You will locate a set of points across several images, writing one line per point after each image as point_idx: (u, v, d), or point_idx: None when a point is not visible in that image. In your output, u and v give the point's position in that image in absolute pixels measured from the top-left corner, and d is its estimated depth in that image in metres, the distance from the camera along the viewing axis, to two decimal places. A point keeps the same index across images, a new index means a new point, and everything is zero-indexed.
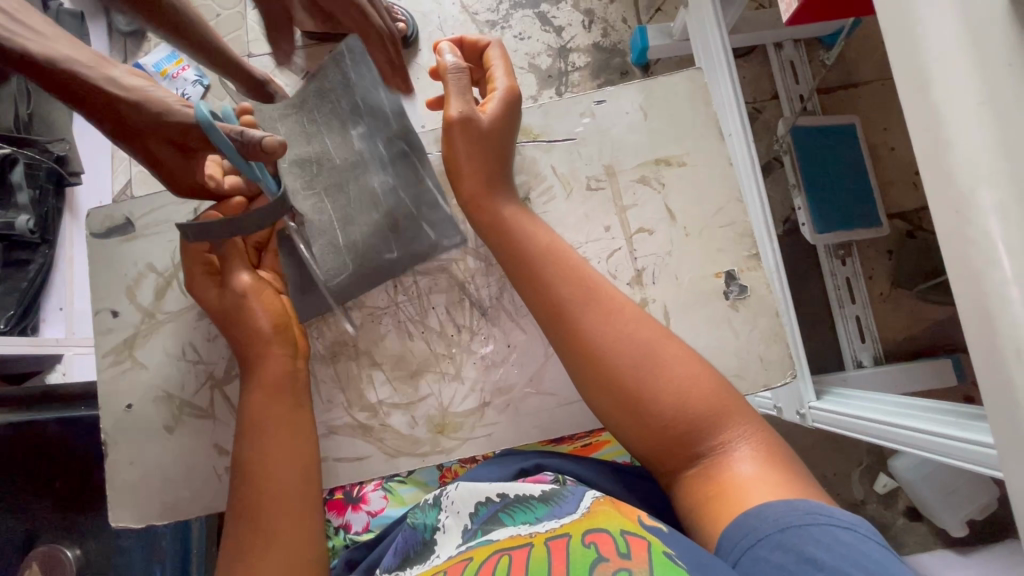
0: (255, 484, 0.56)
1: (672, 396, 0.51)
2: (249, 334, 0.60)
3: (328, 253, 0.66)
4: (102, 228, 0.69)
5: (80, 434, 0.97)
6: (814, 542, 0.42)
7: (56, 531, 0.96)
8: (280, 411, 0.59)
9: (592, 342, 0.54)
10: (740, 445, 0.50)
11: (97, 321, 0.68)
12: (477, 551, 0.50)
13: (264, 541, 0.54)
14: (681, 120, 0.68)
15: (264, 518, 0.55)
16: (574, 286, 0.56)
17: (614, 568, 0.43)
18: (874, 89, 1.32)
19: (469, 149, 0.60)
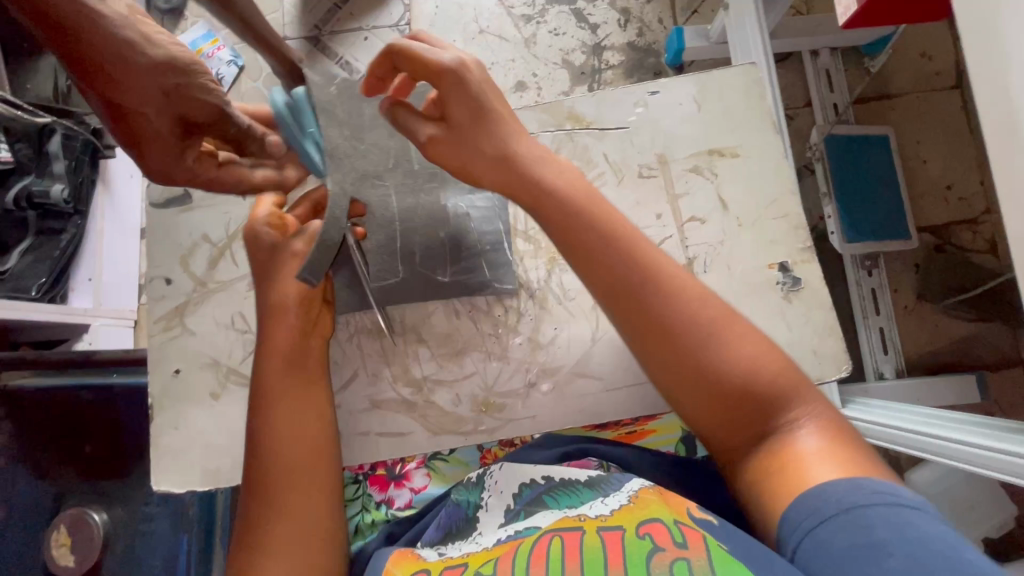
0: (281, 454, 0.57)
1: (738, 367, 0.52)
2: (277, 306, 0.60)
3: (384, 259, 0.66)
4: (162, 198, 0.72)
5: (110, 401, 0.98)
6: (881, 525, 0.42)
7: (82, 496, 0.97)
8: (309, 390, 0.60)
9: (659, 318, 0.54)
10: (805, 422, 0.51)
11: (150, 288, 0.70)
12: (527, 536, 0.50)
13: (287, 510, 0.55)
14: (735, 115, 0.69)
15: (283, 499, 0.56)
16: (640, 260, 0.55)
17: (673, 558, 0.43)
18: (910, 100, 1.31)
19: (451, 146, 0.57)
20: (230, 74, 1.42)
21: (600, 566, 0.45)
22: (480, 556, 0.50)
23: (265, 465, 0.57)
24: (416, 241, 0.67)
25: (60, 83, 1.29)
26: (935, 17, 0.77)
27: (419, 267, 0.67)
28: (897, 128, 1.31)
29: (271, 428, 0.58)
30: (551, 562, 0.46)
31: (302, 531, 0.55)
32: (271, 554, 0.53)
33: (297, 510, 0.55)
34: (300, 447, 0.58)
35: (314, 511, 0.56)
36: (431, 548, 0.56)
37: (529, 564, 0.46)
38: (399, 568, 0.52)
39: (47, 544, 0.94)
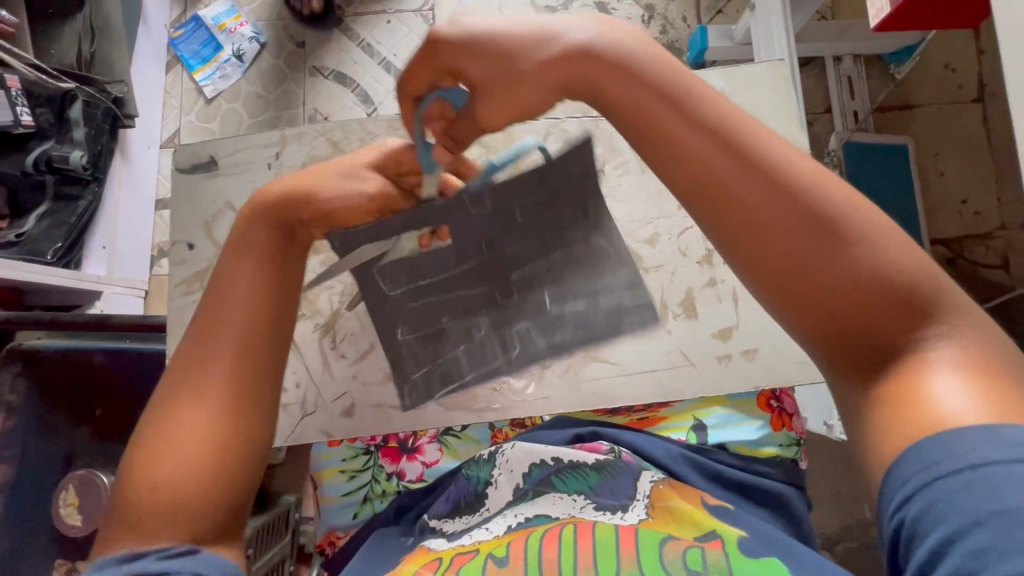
0: (196, 364, 0.51)
1: (859, 264, 0.37)
2: (284, 205, 0.55)
3: (410, 287, 0.59)
4: (188, 163, 0.73)
5: (124, 366, 0.99)
6: (1018, 491, 0.32)
7: (93, 456, 0.99)
8: (257, 269, 0.54)
9: (748, 210, 0.40)
10: (948, 339, 0.36)
11: (173, 252, 0.72)
12: (541, 524, 0.52)
13: (174, 426, 0.49)
14: (762, 111, 0.69)
15: (184, 377, 0.50)
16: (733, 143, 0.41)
17: (687, 547, 0.47)
18: (931, 111, 1.31)
19: (497, 107, 0.47)
20: (252, 50, 1.43)
21: (612, 550, 0.47)
22: (491, 544, 0.51)
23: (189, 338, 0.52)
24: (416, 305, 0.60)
25: (84, 49, 1.28)
26: (965, 24, 0.76)
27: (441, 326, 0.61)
28: (916, 138, 1.31)
29: (204, 304, 0.53)
30: (564, 543, 0.48)
31: (191, 409, 0.49)
32: (162, 429, 0.49)
33: (198, 386, 0.50)
34: (223, 322, 0.52)
35: (209, 392, 0.50)
36: (439, 522, 0.59)
37: (542, 547, 0.48)
38: (411, 564, 0.51)
39: (56, 502, 0.96)
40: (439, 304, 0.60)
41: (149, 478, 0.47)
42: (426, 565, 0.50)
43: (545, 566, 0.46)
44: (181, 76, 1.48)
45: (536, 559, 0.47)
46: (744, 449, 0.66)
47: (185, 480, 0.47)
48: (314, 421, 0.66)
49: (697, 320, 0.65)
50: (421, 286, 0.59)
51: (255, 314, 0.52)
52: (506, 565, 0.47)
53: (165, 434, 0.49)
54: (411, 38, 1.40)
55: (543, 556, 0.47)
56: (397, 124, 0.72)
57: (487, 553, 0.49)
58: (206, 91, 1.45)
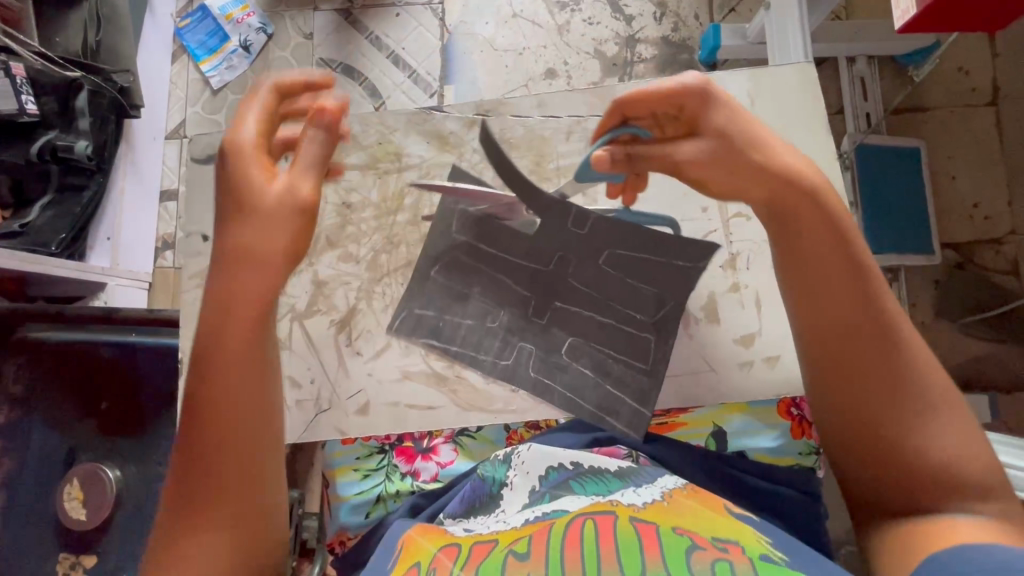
0: (210, 421, 0.53)
1: (926, 443, 0.50)
2: (252, 249, 0.53)
3: (461, 267, 0.66)
4: (205, 154, 0.72)
5: (130, 361, 0.98)
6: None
7: (96, 451, 0.98)
8: (235, 343, 0.53)
9: (852, 326, 0.53)
10: (980, 512, 0.48)
11: (186, 245, 0.70)
12: (559, 518, 0.50)
13: (193, 485, 0.52)
14: (784, 112, 0.68)
15: (192, 453, 0.52)
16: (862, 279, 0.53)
17: (714, 558, 0.44)
18: (946, 114, 1.29)
19: (719, 171, 0.55)
20: (259, 41, 1.41)
21: (636, 554, 0.45)
22: (511, 534, 0.51)
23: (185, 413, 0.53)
24: (458, 285, 0.66)
25: (89, 37, 1.26)
26: (990, 25, 0.75)
27: (461, 300, 0.65)
28: (930, 141, 1.29)
29: (195, 374, 0.54)
30: (586, 543, 0.47)
31: (207, 487, 0.52)
32: (186, 503, 0.52)
33: (212, 471, 0.52)
34: (224, 400, 0.53)
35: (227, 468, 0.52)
36: (454, 522, 0.57)
37: (564, 545, 0.47)
38: (430, 543, 0.52)
39: (59, 495, 0.95)
40: (466, 276, 0.65)
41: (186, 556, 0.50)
42: (445, 551, 0.50)
43: (568, 564, 0.45)
44: (186, 67, 1.46)
45: (557, 558, 0.45)
46: (764, 456, 0.67)
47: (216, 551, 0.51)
48: (329, 418, 0.65)
49: (719, 325, 0.65)
50: (461, 268, 0.66)
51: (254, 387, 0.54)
52: (526, 562, 0.46)
53: (186, 516, 0.51)
54: (420, 32, 1.38)
55: (565, 555, 0.46)
56: (414, 119, 0.70)
57: (506, 549, 0.48)
58: (212, 82, 1.43)
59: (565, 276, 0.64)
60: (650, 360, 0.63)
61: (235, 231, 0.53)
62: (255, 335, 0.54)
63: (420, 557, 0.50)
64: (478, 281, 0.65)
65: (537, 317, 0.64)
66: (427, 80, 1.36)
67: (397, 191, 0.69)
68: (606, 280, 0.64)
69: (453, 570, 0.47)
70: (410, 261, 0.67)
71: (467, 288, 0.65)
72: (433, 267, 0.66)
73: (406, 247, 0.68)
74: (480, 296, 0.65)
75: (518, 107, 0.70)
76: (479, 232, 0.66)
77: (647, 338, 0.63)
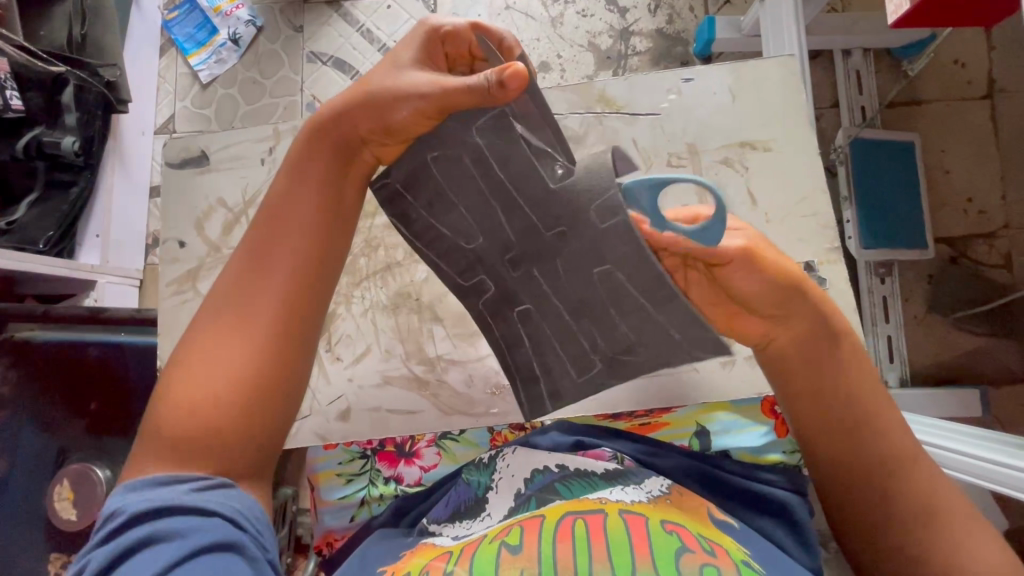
0: (245, 318, 0.48)
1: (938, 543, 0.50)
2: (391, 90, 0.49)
3: (449, 165, 0.50)
4: (178, 158, 0.71)
5: (116, 361, 0.97)
6: None
7: (85, 450, 0.97)
8: (284, 246, 0.49)
9: (863, 449, 0.53)
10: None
11: (164, 250, 0.70)
12: (551, 513, 0.51)
13: (207, 357, 0.46)
14: (770, 108, 0.67)
15: (231, 309, 0.48)
16: (868, 397, 0.54)
17: (702, 561, 0.44)
18: (940, 107, 1.28)
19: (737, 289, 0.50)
20: (248, 34, 1.39)
21: (626, 552, 0.45)
22: (499, 527, 0.52)
23: (239, 269, 0.49)
24: (438, 177, 0.51)
25: (74, 31, 1.23)
26: (983, 19, 0.74)
27: (446, 202, 0.52)
28: (924, 135, 1.28)
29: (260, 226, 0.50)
30: (577, 539, 0.47)
31: (239, 339, 0.47)
32: (208, 346, 0.47)
33: (248, 316, 0.48)
34: (285, 258, 0.49)
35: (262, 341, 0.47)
36: (438, 526, 0.57)
37: (555, 539, 0.47)
38: (422, 556, 0.51)
39: (50, 495, 0.94)
40: (457, 183, 0.51)
41: (194, 407, 0.45)
42: (437, 558, 0.49)
43: (560, 563, 0.45)
44: (174, 60, 1.43)
45: (550, 555, 0.46)
46: (748, 455, 0.66)
47: (228, 406, 0.45)
48: (310, 424, 0.65)
49: None
50: (454, 163, 0.50)
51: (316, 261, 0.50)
52: (518, 554, 0.46)
53: (207, 352, 0.47)
54: (411, 24, 1.36)
55: (557, 548, 0.46)
56: None
57: (498, 541, 0.49)
58: (201, 77, 1.41)
59: (557, 252, 0.50)
60: (585, 379, 0.56)
61: (400, 73, 0.49)
62: (331, 221, 0.51)
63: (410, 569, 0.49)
64: (464, 200, 0.52)
65: (511, 267, 0.53)
66: None
67: None
68: (573, 292, 0.53)
69: (446, 568, 0.47)
70: (389, 265, 0.68)
71: (442, 193, 0.52)
72: (433, 152, 0.50)
73: (385, 250, 0.68)
74: (467, 213, 0.53)
75: None
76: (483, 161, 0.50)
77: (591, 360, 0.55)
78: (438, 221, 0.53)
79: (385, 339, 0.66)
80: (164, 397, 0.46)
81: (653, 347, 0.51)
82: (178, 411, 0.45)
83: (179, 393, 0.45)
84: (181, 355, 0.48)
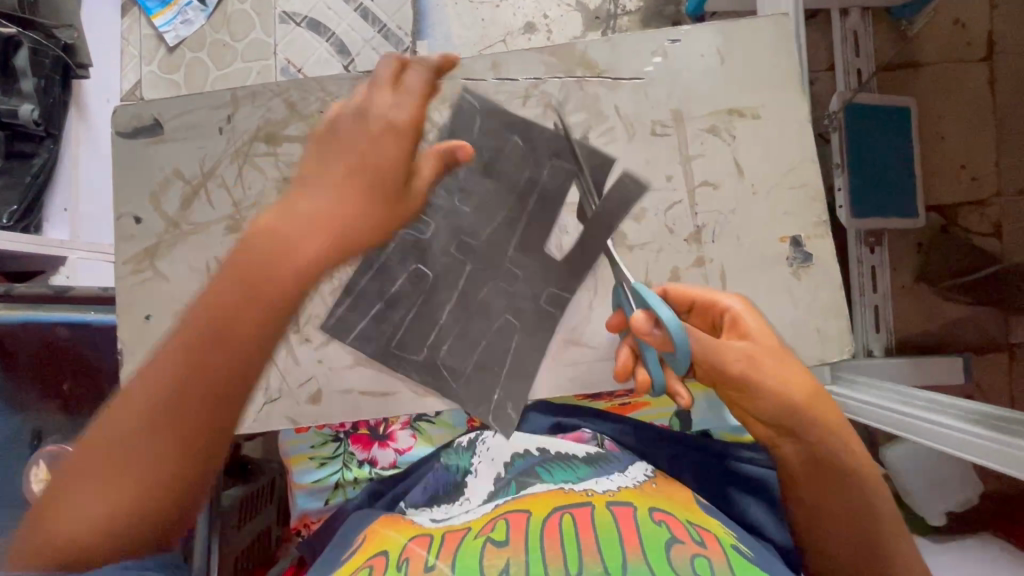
0: (166, 391, 0.43)
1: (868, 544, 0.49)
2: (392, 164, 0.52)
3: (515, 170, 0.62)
4: (129, 127, 0.66)
5: (90, 343, 0.92)
6: None
7: (63, 432, 0.90)
8: (225, 312, 0.44)
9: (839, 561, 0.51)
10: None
11: (118, 227, 0.67)
12: (536, 506, 0.49)
13: (110, 454, 0.42)
14: (760, 70, 0.63)
15: (155, 424, 0.42)
16: (862, 523, 0.50)
17: (692, 552, 0.43)
18: (937, 72, 1.24)
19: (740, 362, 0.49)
20: None
21: (616, 546, 0.44)
22: (483, 520, 0.50)
23: (187, 350, 0.43)
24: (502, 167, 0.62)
25: None
26: None
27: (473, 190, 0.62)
28: (920, 100, 1.24)
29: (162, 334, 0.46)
30: (565, 533, 0.45)
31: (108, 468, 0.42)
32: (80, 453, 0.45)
33: (172, 413, 0.42)
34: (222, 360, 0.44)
35: (185, 473, 0.43)
36: (416, 511, 0.56)
37: (543, 535, 0.46)
38: (399, 534, 0.50)
39: (25, 476, 0.88)
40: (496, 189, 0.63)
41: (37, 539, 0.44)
42: (416, 541, 0.49)
43: (548, 553, 0.44)
44: (138, 18, 1.29)
45: (537, 547, 0.45)
46: (729, 435, 0.65)
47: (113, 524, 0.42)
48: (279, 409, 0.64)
49: None
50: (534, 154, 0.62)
51: (178, 474, 0.43)
52: (504, 551, 0.45)
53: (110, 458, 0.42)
54: None
55: (545, 544, 0.45)
56: (358, 83, 0.65)
57: (482, 537, 0.47)
58: (167, 39, 1.28)
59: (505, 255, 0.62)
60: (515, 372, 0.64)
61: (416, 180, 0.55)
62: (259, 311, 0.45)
63: (389, 549, 0.48)
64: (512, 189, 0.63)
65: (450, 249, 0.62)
66: (399, 35, 1.24)
67: None
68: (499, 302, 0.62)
69: (427, 559, 0.46)
70: None
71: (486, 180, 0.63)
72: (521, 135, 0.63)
73: None
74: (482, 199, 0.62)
75: (471, 68, 0.64)
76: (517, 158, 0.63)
77: (554, 319, 0.62)
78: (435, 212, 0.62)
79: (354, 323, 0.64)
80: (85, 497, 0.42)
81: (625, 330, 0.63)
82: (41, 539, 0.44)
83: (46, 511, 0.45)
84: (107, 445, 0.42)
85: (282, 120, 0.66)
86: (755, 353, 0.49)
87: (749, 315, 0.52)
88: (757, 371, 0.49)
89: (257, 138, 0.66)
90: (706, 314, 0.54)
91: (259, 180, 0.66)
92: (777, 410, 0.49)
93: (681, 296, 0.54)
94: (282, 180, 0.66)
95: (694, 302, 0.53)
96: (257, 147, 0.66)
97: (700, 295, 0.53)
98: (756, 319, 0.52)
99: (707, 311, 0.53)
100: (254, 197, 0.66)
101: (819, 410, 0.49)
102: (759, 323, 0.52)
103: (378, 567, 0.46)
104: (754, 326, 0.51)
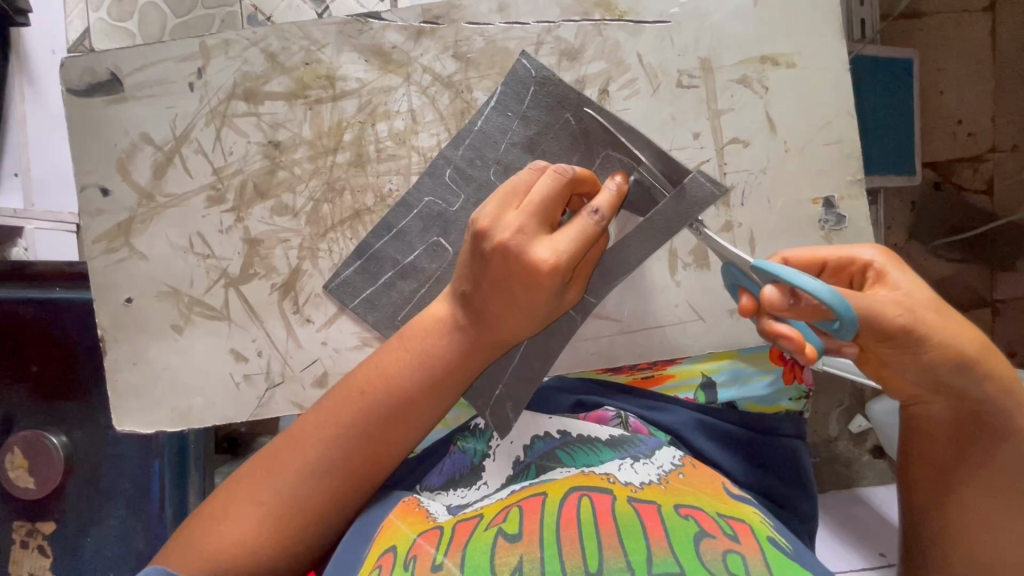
0: (359, 406, 0.49)
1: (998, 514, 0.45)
2: (540, 275, 0.45)
3: (580, 148, 0.54)
4: (83, 83, 0.58)
5: (56, 322, 0.81)
6: None
7: (35, 417, 0.83)
8: (413, 340, 0.50)
9: (959, 539, 0.47)
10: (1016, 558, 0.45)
11: (82, 200, 0.59)
12: (552, 494, 0.47)
13: (304, 445, 0.48)
14: (795, 12, 0.57)
15: (339, 427, 0.49)
16: (1009, 506, 0.45)
17: (724, 548, 0.40)
18: (943, 20, 1.19)
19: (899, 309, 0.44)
20: None
21: (640, 540, 0.41)
22: (495, 508, 0.48)
23: (376, 370, 0.50)
24: (552, 141, 0.55)
25: None
26: None
27: (493, 164, 0.56)
28: (923, 50, 1.19)
29: (369, 415, 0.49)
30: (583, 524, 0.42)
31: (302, 488, 0.48)
32: (276, 497, 0.47)
33: (357, 423, 0.49)
34: (405, 384, 0.49)
35: (362, 471, 0.49)
36: (432, 495, 0.54)
37: (559, 527, 0.43)
38: (409, 527, 0.47)
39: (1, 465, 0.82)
40: (510, 163, 0.56)
41: (211, 553, 0.46)
42: (426, 535, 0.45)
43: (566, 547, 0.41)
44: None
45: (554, 544, 0.41)
46: (755, 405, 0.62)
47: (294, 512, 0.47)
48: (283, 392, 0.61)
49: (709, 270, 0.61)
50: (579, 134, 0.54)
51: (357, 476, 0.49)
52: (519, 547, 0.41)
53: (297, 450, 0.48)
54: None
55: (562, 537, 0.42)
56: (348, 29, 0.58)
57: (494, 529, 0.44)
58: None
59: None
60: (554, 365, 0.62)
61: (568, 289, 0.49)
62: (450, 360, 0.49)
63: (396, 543, 0.45)
64: (543, 157, 0.55)
65: (466, 210, 0.56)
66: None
67: (335, 125, 0.59)
68: None
69: (435, 557, 0.42)
70: (357, 212, 0.59)
71: (503, 153, 0.56)
72: (576, 115, 0.54)
73: (351, 194, 0.59)
74: (500, 174, 0.56)
75: (476, 11, 0.58)
76: (539, 119, 0.55)
77: (574, 319, 0.55)
78: (459, 203, 0.56)
79: (361, 298, 0.59)
80: (278, 480, 0.48)
81: (647, 301, 0.61)
82: (202, 543, 0.47)
83: (214, 523, 0.47)
84: (301, 434, 0.49)
85: (261, 72, 0.59)
86: (906, 311, 0.44)
87: (895, 269, 0.48)
88: (922, 324, 0.44)
89: (235, 95, 0.59)
90: (841, 270, 0.49)
91: (241, 143, 0.59)
92: (942, 365, 0.45)
93: (811, 260, 0.49)
94: (266, 143, 0.59)
95: (827, 263, 0.49)
96: (235, 105, 0.59)
97: (831, 251, 0.49)
98: (904, 271, 0.47)
99: (842, 269, 0.49)
100: (237, 163, 0.59)
101: (992, 368, 0.45)
102: (909, 276, 0.47)
103: (385, 562, 0.43)
104: (902, 280, 0.47)
